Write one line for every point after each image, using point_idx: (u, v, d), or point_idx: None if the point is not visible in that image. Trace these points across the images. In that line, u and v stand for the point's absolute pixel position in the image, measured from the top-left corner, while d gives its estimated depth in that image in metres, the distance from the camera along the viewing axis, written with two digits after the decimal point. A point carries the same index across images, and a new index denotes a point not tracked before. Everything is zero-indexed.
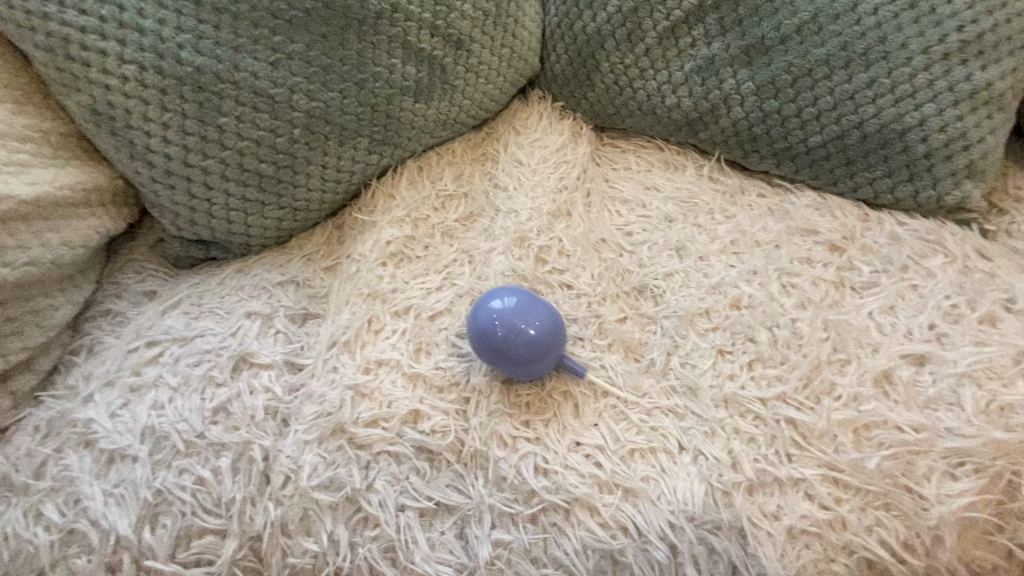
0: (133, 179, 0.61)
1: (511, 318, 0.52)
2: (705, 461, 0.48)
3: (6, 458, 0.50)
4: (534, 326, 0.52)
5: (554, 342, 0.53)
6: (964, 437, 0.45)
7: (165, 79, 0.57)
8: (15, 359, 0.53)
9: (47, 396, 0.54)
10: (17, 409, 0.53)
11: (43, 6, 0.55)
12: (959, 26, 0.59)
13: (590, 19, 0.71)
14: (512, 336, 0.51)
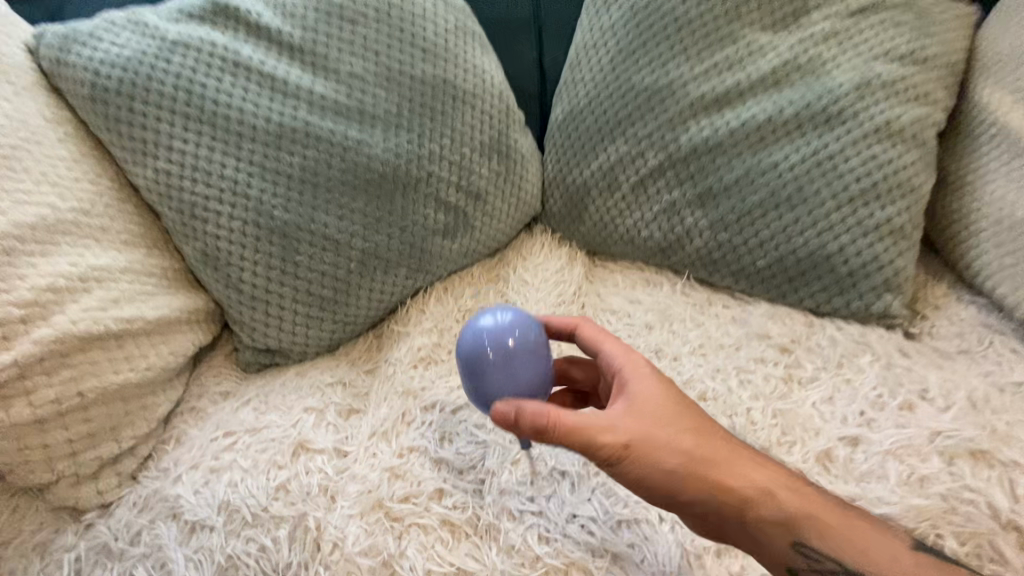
0: (225, 302, 0.80)
1: (492, 331, 0.57)
2: (681, 528, 0.58)
3: (109, 528, 0.61)
4: (517, 335, 0.57)
5: (536, 351, 0.57)
6: (891, 504, 0.56)
7: (261, 230, 0.77)
8: (125, 445, 0.65)
9: (143, 476, 0.65)
10: (119, 488, 0.64)
11: (180, 182, 0.76)
12: (856, 179, 0.78)
13: (578, 175, 0.92)
14: (496, 347, 0.56)
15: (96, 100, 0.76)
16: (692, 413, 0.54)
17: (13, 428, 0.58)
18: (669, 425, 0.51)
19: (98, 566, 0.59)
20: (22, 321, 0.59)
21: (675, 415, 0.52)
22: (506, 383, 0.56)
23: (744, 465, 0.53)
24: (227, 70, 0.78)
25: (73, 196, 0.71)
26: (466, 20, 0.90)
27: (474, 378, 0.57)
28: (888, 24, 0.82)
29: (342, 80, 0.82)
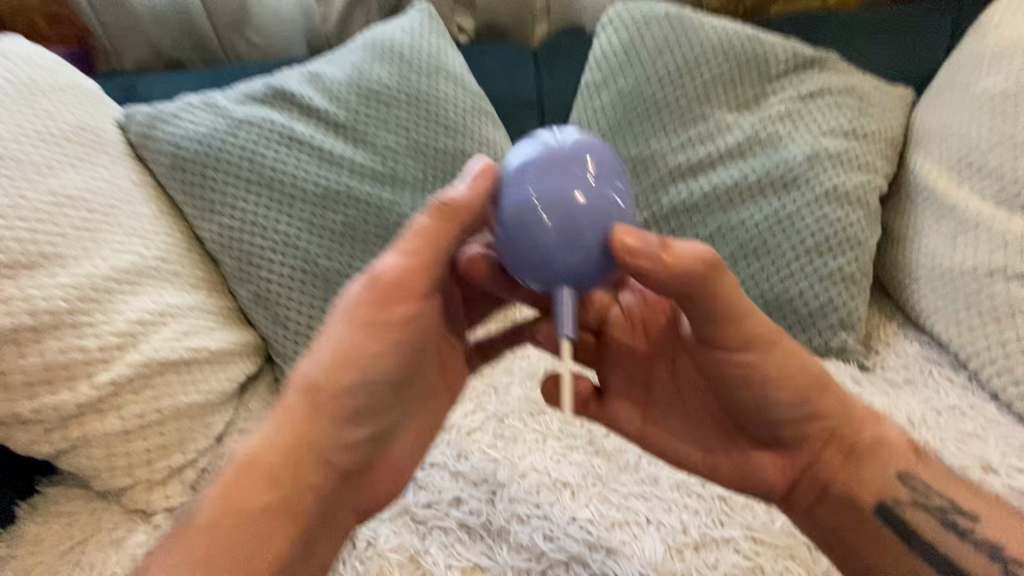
0: (271, 337, 0.92)
1: (555, 151, 0.56)
2: (664, 528, 0.69)
3: (174, 529, 0.71)
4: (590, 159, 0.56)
5: (601, 178, 0.55)
6: None
7: (306, 275, 0.91)
8: (191, 455, 0.76)
9: (203, 485, 0.76)
10: (182, 493, 0.75)
11: (239, 235, 0.91)
12: (811, 234, 0.92)
13: None
14: (568, 156, 0.55)
15: (172, 167, 0.91)
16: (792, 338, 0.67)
17: (105, 437, 0.71)
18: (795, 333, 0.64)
19: None
20: (116, 348, 0.72)
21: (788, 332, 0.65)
22: (562, 206, 0.53)
23: None
24: (283, 144, 0.94)
25: (155, 246, 0.84)
26: (480, 102, 1.07)
27: (525, 204, 0.54)
28: (834, 106, 0.99)
29: (377, 152, 0.98)
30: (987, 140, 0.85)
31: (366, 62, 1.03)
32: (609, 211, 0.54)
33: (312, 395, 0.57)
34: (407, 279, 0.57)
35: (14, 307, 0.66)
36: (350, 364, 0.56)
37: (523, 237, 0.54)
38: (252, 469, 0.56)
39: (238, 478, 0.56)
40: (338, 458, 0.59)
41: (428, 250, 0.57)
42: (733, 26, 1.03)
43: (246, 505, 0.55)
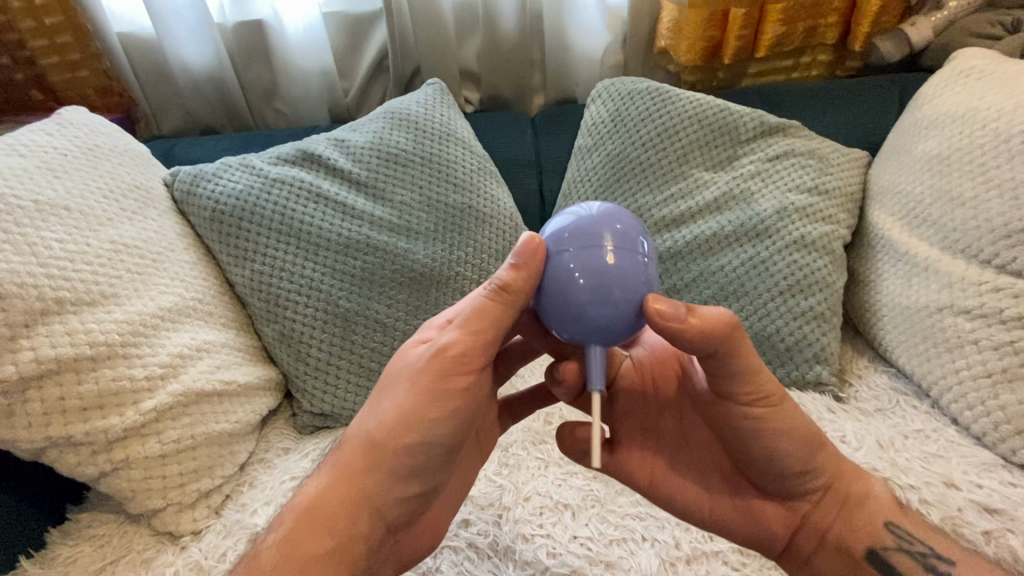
0: (292, 374, 1.00)
1: (590, 217, 0.61)
2: (658, 544, 0.74)
3: (202, 550, 0.78)
4: (620, 226, 0.60)
5: (632, 242, 0.60)
6: None
7: (328, 316, 1.00)
8: (217, 480, 0.84)
9: (228, 510, 0.83)
10: (207, 517, 0.82)
11: (268, 279, 1.00)
12: (784, 277, 1.03)
13: None
14: (606, 221, 0.60)
15: (210, 220, 1.01)
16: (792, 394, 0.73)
17: (145, 460, 0.79)
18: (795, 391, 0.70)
19: None
20: (159, 378, 0.81)
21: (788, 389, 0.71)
22: (597, 269, 0.58)
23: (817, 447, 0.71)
24: (310, 198, 1.05)
25: (194, 288, 0.94)
26: (486, 163, 1.21)
27: (561, 267, 0.60)
28: (797, 167, 1.12)
29: (394, 207, 1.10)
30: (928, 195, 0.97)
31: (385, 130, 1.17)
32: (639, 273, 0.59)
33: (367, 451, 0.64)
34: (467, 356, 0.64)
35: (77, 339, 0.76)
36: (404, 427, 0.63)
37: (559, 296, 0.60)
38: (315, 512, 0.63)
39: (299, 523, 0.63)
40: (390, 512, 0.66)
41: (481, 330, 0.63)
42: (706, 98, 1.17)
43: (311, 550, 0.61)
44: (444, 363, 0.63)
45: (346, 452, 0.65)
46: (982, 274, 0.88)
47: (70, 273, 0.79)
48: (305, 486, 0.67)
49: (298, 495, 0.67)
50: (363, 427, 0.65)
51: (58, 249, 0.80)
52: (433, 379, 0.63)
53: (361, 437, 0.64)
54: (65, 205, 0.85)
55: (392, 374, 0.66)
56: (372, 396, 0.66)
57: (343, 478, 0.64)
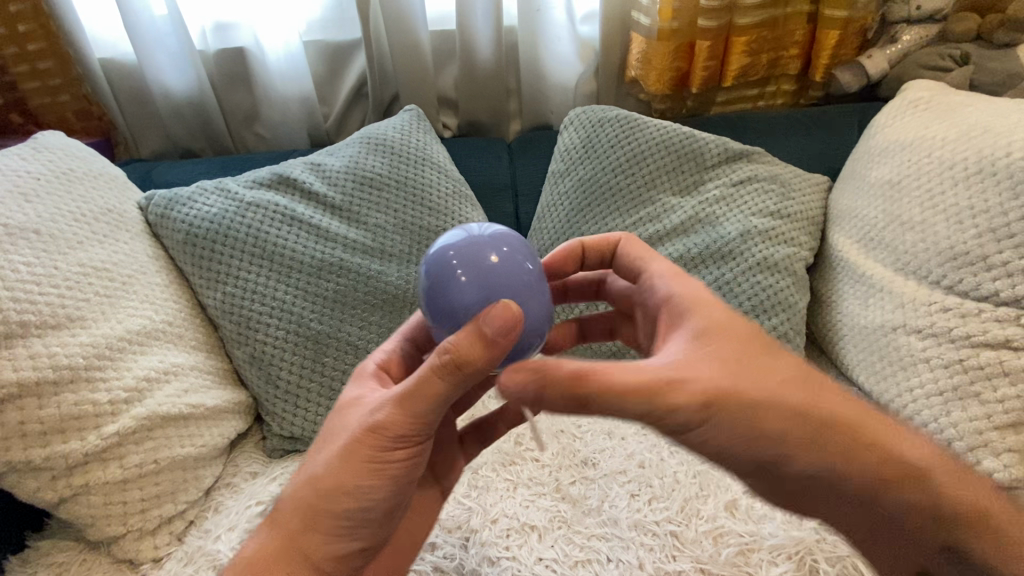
0: (263, 397, 1.00)
1: (479, 241, 0.60)
2: (623, 564, 0.74)
3: None
4: (506, 250, 0.60)
5: (519, 266, 0.60)
6: (779, 537, 0.75)
7: (300, 337, 1.00)
8: (180, 505, 0.83)
9: (191, 537, 0.82)
10: (170, 544, 0.81)
11: (240, 301, 1.00)
12: (748, 299, 1.06)
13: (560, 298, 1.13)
14: (486, 244, 0.60)
15: (184, 242, 1.02)
16: (773, 375, 0.55)
17: (105, 485, 0.78)
18: (756, 385, 0.54)
19: None
20: (124, 402, 0.80)
21: (758, 374, 0.55)
22: (485, 285, 0.58)
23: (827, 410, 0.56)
24: (284, 221, 1.07)
25: (164, 310, 0.94)
26: (460, 187, 1.23)
27: (444, 291, 0.59)
28: (761, 191, 1.16)
29: (368, 230, 1.11)
30: (881, 221, 1.02)
31: (361, 154, 1.19)
32: (525, 301, 0.59)
33: (303, 514, 0.60)
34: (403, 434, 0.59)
35: (40, 363, 0.75)
36: (330, 491, 0.60)
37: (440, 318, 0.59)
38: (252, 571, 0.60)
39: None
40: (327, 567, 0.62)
41: (410, 403, 0.58)
42: (673, 125, 1.22)
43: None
44: (373, 432, 0.59)
45: (284, 515, 0.62)
46: (932, 295, 0.91)
47: (36, 296, 0.79)
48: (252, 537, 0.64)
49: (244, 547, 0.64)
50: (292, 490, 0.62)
51: (25, 272, 0.80)
52: (360, 446, 0.59)
53: (292, 498, 0.62)
54: (35, 229, 0.86)
55: (330, 433, 0.63)
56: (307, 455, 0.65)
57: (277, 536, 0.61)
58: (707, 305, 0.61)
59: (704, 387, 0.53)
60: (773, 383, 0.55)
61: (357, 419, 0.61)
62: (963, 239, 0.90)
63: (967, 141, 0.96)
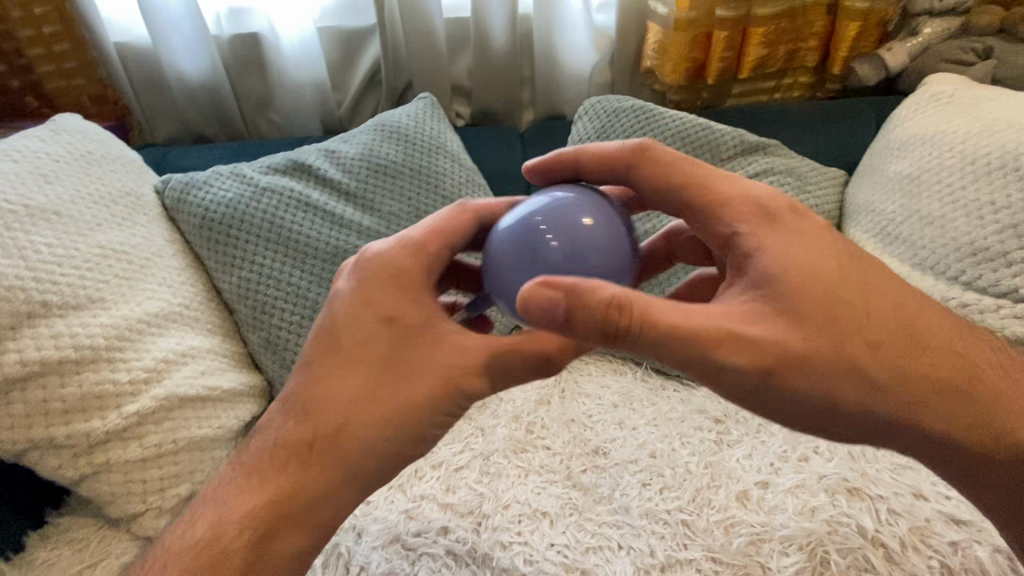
0: (277, 381, 1.01)
1: (568, 206, 0.61)
2: (634, 551, 0.75)
3: None
4: (597, 214, 0.61)
5: (613, 231, 0.60)
6: (790, 527, 0.75)
7: (315, 323, 1.01)
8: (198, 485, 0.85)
9: None
10: None
11: (255, 286, 1.01)
12: None
13: None
14: (574, 207, 0.61)
15: (200, 227, 1.02)
16: (869, 285, 0.60)
17: (125, 463, 0.79)
18: (814, 318, 0.57)
19: None
20: (142, 382, 0.82)
21: (841, 289, 0.58)
22: (574, 243, 0.59)
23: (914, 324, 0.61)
24: (300, 207, 1.07)
25: (181, 294, 0.95)
26: (474, 175, 1.23)
27: (534, 256, 0.59)
28: (776, 185, 1.15)
29: (383, 218, 1.12)
30: (899, 215, 1.01)
31: (375, 142, 1.19)
32: (617, 266, 0.60)
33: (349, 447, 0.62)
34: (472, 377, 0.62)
35: (62, 342, 0.76)
36: (388, 434, 0.62)
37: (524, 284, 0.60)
38: (281, 508, 0.63)
39: (276, 509, 0.63)
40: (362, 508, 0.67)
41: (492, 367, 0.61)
42: (689, 117, 1.21)
43: (288, 543, 0.63)
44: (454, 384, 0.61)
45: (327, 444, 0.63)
46: (949, 290, 0.90)
47: (58, 277, 0.80)
48: (249, 486, 0.65)
49: (241, 498, 0.65)
50: (335, 422, 0.62)
51: (46, 252, 0.81)
52: (438, 398, 0.61)
53: (335, 429, 0.62)
54: (55, 210, 0.87)
55: (401, 365, 0.61)
56: (351, 379, 0.62)
57: (308, 476, 0.63)
58: (776, 235, 0.59)
59: (773, 343, 0.56)
60: (840, 316, 0.57)
61: (435, 360, 0.61)
62: (982, 236, 0.90)
63: (989, 137, 0.96)
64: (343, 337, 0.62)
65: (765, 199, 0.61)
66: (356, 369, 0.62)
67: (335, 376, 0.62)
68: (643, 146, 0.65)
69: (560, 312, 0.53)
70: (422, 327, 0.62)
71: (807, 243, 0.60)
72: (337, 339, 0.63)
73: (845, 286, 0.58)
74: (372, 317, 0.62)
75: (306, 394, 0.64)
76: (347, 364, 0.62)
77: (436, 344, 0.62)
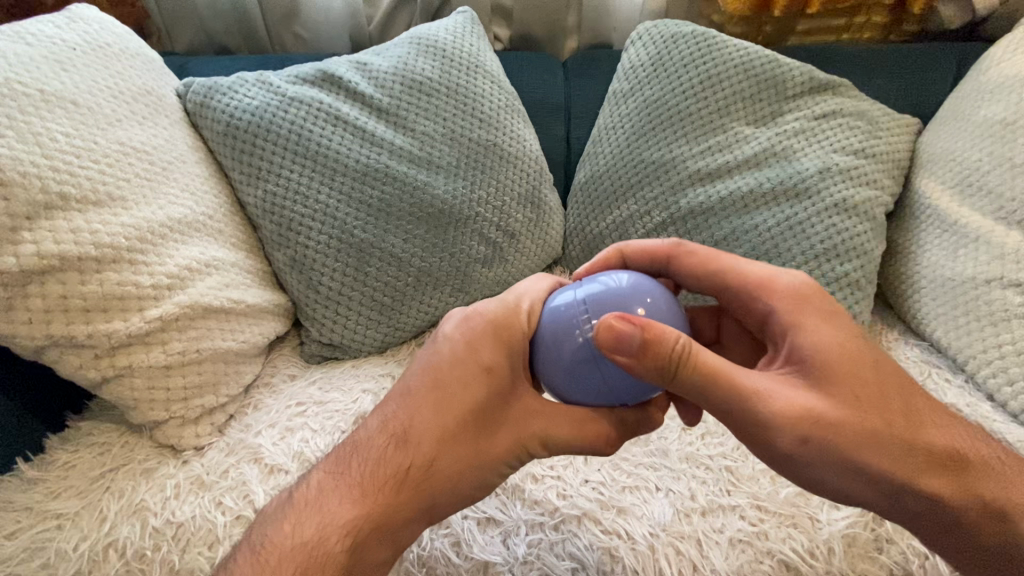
0: (302, 301, 0.97)
1: (624, 291, 0.60)
2: (673, 494, 0.72)
3: (203, 465, 0.77)
4: (650, 302, 0.59)
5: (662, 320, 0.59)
6: None
7: (342, 244, 0.96)
8: (223, 398, 0.83)
9: (232, 430, 0.82)
10: (210, 434, 0.81)
11: (281, 201, 0.95)
12: (821, 240, 0.98)
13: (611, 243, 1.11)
14: (634, 296, 0.59)
15: (225, 135, 0.96)
16: (890, 373, 0.61)
17: (148, 369, 0.77)
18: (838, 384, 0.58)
19: (192, 492, 0.74)
20: (166, 288, 0.78)
21: (864, 374, 0.59)
22: None
23: (927, 414, 0.62)
24: (328, 121, 0.99)
25: (204, 203, 0.90)
26: (513, 100, 1.13)
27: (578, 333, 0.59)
28: (846, 127, 1.05)
29: (416, 137, 1.03)
30: (987, 163, 0.93)
31: (409, 55, 1.09)
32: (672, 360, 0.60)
33: (433, 483, 0.63)
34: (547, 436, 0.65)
35: (81, 238, 0.72)
36: (465, 477, 0.64)
37: (564, 358, 0.60)
38: (367, 524, 0.61)
39: (362, 528, 0.61)
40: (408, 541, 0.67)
41: (560, 436, 0.64)
42: (755, 48, 1.09)
43: (368, 558, 0.61)
44: (526, 441, 0.65)
45: (408, 483, 0.63)
46: None
47: (76, 169, 0.75)
48: (345, 496, 0.62)
49: (330, 509, 0.62)
50: (430, 457, 0.63)
51: (64, 142, 0.76)
52: (515, 451, 0.65)
53: (429, 461, 0.63)
54: (72, 99, 0.80)
55: (491, 417, 0.64)
56: (454, 415, 0.63)
57: (401, 498, 0.62)
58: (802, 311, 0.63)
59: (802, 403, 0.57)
60: (867, 394, 0.58)
61: (523, 416, 0.65)
62: None
63: None
64: (450, 382, 0.64)
65: (797, 285, 0.64)
66: (455, 410, 0.63)
67: (437, 411, 0.64)
68: (681, 242, 0.70)
69: (634, 344, 0.54)
70: (512, 385, 0.65)
71: (833, 322, 0.62)
72: (447, 377, 0.64)
73: (865, 370, 0.60)
74: (475, 362, 0.64)
75: (404, 420, 0.64)
76: (445, 399, 0.64)
77: (517, 404, 0.65)
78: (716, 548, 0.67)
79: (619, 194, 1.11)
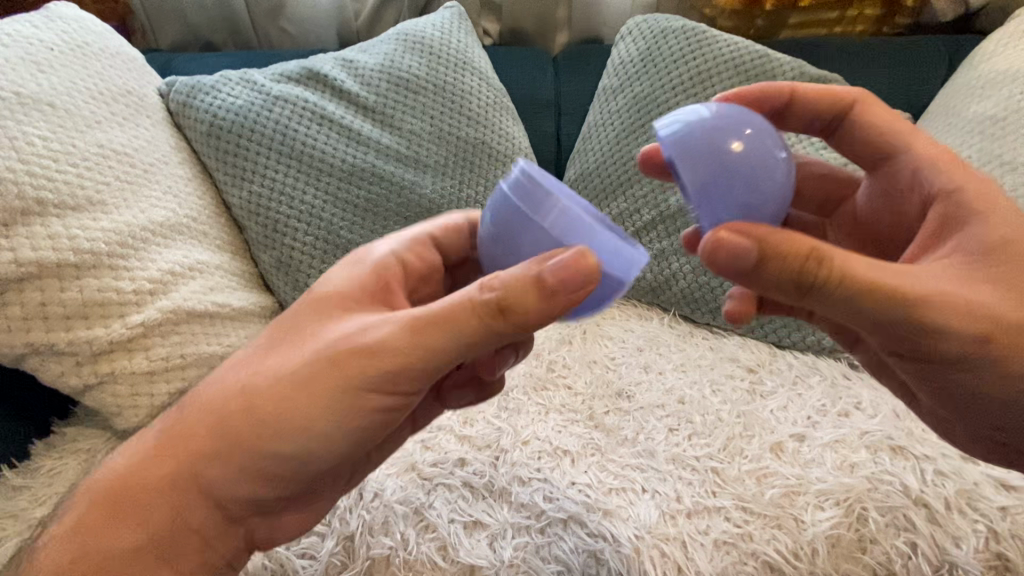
0: (289, 303, 0.96)
1: (714, 122, 0.49)
2: (660, 496, 0.72)
3: None
4: (750, 133, 0.50)
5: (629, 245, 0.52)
6: (827, 482, 0.72)
7: (329, 245, 0.95)
8: None
9: None
10: None
11: (266, 202, 0.94)
12: None
13: None
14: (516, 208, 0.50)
15: (208, 136, 0.94)
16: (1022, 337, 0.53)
17: (131, 375, 0.76)
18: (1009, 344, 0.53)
19: None
20: (148, 293, 0.78)
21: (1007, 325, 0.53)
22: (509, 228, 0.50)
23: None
24: (314, 120, 0.98)
25: (188, 205, 0.89)
26: (502, 97, 1.12)
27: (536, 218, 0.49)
28: None
29: (403, 136, 1.02)
30: (976, 160, 0.92)
31: (397, 52, 1.07)
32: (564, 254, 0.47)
33: (250, 409, 0.53)
34: (366, 353, 0.51)
35: (60, 244, 0.72)
36: (270, 424, 0.53)
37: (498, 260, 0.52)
38: (167, 477, 0.56)
39: (177, 454, 0.56)
40: (245, 513, 0.58)
41: (413, 357, 0.51)
42: (745, 42, 1.08)
43: (150, 508, 0.56)
44: (353, 369, 0.51)
45: (230, 408, 0.55)
46: None
47: (54, 173, 0.74)
48: (182, 418, 0.58)
49: (162, 432, 0.58)
50: (246, 386, 0.55)
51: (40, 146, 0.75)
52: (336, 379, 0.51)
53: (230, 404, 0.55)
54: (49, 101, 0.79)
55: (318, 338, 0.54)
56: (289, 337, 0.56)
57: (218, 435, 0.54)
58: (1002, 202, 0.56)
59: (981, 311, 0.52)
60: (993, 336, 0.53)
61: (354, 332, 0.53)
62: None
63: None
64: (298, 316, 0.57)
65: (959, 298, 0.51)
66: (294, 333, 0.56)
67: (273, 341, 0.57)
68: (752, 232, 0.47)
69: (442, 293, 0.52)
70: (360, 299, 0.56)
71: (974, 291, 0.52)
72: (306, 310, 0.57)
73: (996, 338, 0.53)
74: (319, 290, 0.57)
75: (231, 366, 0.58)
76: (291, 326, 0.57)
77: (353, 322, 0.54)
78: (701, 550, 0.67)
79: (609, 191, 1.10)
